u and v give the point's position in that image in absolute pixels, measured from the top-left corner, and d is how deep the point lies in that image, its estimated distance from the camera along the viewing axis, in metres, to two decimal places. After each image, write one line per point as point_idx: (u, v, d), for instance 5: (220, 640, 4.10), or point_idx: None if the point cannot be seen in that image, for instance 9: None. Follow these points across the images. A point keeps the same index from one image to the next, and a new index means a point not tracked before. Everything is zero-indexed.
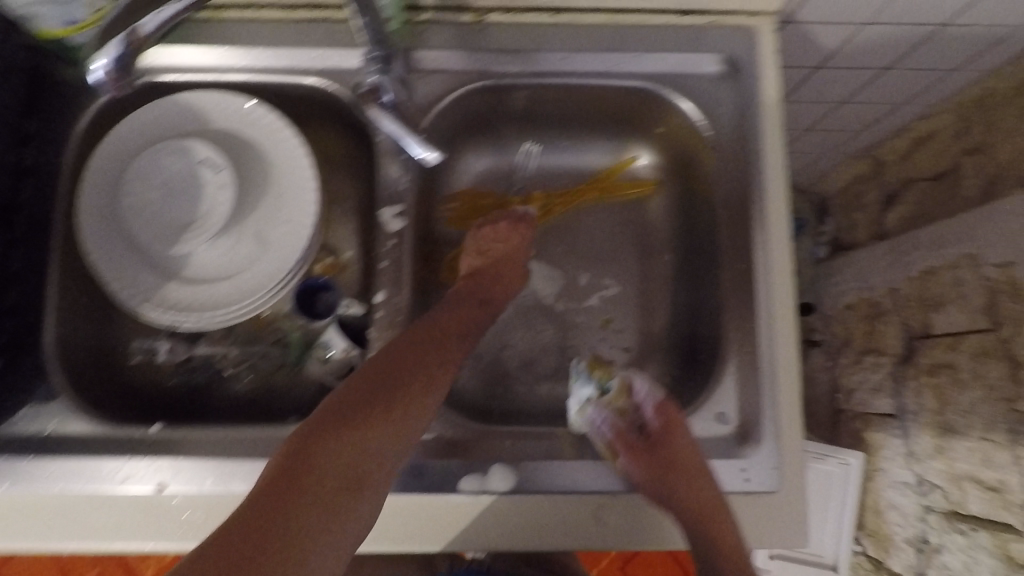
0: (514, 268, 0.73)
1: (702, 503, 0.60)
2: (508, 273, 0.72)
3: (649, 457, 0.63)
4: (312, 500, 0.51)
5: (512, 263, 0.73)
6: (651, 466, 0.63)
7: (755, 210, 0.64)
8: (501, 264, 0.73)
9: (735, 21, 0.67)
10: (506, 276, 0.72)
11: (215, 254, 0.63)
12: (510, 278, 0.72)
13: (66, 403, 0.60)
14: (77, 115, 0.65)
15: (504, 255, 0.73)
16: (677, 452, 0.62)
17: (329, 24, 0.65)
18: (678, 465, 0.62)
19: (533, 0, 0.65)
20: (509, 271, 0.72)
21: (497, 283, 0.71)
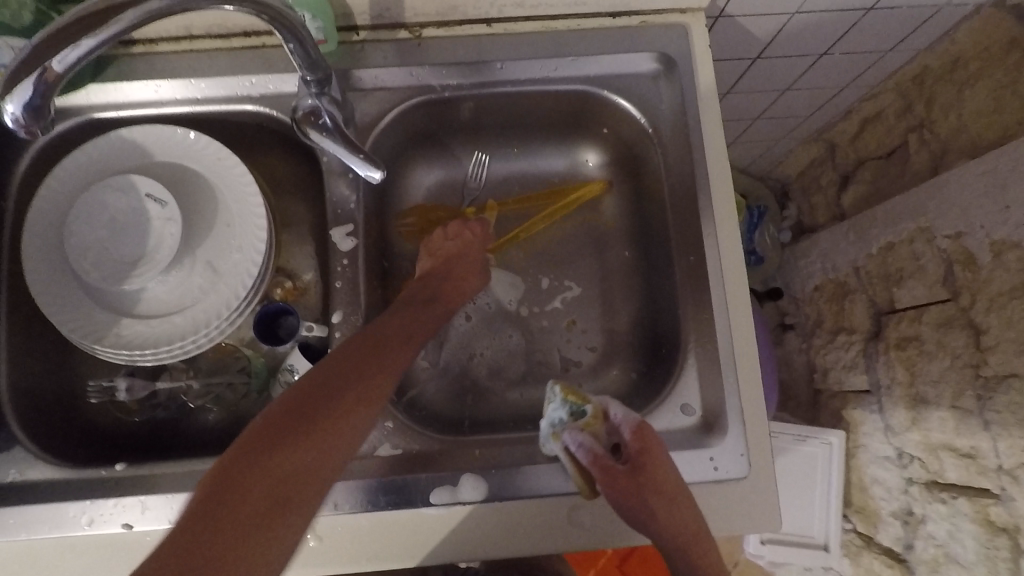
0: (477, 266, 0.73)
1: (684, 527, 0.56)
2: (471, 272, 0.72)
3: (630, 483, 0.56)
4: (235, 529, 0.44)
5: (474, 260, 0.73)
6: (634, 494, 0.56)
7: (702, 202, 0.65)
8: (462, 264, 0.72)
9: (666, 19, 0.69)
10: (468, 274, 0.72)
11: (167, 287, 0.62)
12: (473, 276, 0.72)
13: (27, 450, 0.60)
14: (18, 160, 0.65)
15: (464, 255, 0.73)
16: (657, 474, 0.56)
17: (265, 51, 0.66)
18: (661, 489, 0.56)
19: (466, 12, 0.66)
20: (472, 269, 0.72)
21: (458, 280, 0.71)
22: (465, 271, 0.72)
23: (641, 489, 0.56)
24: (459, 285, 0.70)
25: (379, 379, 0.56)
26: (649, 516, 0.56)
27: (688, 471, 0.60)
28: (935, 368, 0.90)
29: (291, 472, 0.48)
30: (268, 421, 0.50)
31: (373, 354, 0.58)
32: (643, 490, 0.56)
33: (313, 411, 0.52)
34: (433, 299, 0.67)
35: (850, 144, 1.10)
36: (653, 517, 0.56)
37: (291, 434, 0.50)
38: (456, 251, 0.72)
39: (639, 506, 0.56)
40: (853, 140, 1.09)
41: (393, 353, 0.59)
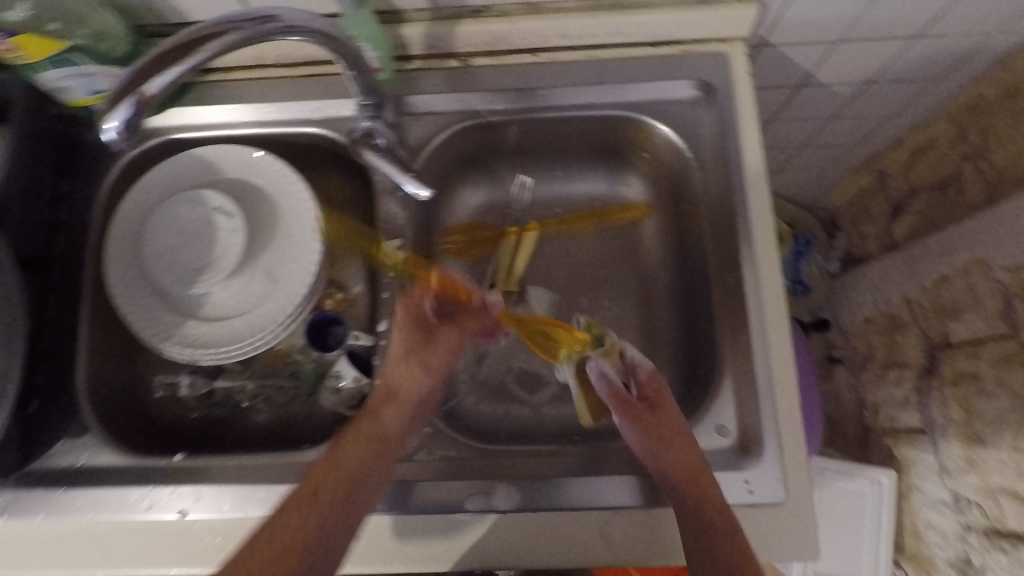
0: (439, 349, 0.66)
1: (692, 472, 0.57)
2: (433, 362, 0.65)
3: (644, 415, 0.62)
4: None
5: (434, 345, 0.66)
6: (645, 425, 0.61)
7: (741, 225, 0.66)
8: (419, 355, 0.64)
9: (707, 49, 0.71)
10: (429, 368, 0.64)
11: (229, 293, 0.67)
12: (436, 365, 0.65)
13: (97, 437, 0.65)
14: (105, 172, 0.71)
15: (421, 343, 0.65)
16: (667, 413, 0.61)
17: (328, 79, 0.72)
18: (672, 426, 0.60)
19: (513, 43, 0.70)
20: (432, 357, 0.65)
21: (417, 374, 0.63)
22: (422, 364, 0.64)
23: (653, 421, 0.61)
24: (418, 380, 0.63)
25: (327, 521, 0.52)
26: (657, 452, 0.59)
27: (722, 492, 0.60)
28: (994, 406, 0.86)
29: None
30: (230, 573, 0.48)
31: (316, 500, 0.53)
32: (655, 424, 0.61)
33: None
34: (385, 411, 0.60)
35: (900, 173, 1.08)
36: (661, 455, 0.58)
37: None
38: (413, 340, 0.65)
39: (649, 438, 0.60)
40: (904, 170, 1.07)
41: (338, 492, 0.54)
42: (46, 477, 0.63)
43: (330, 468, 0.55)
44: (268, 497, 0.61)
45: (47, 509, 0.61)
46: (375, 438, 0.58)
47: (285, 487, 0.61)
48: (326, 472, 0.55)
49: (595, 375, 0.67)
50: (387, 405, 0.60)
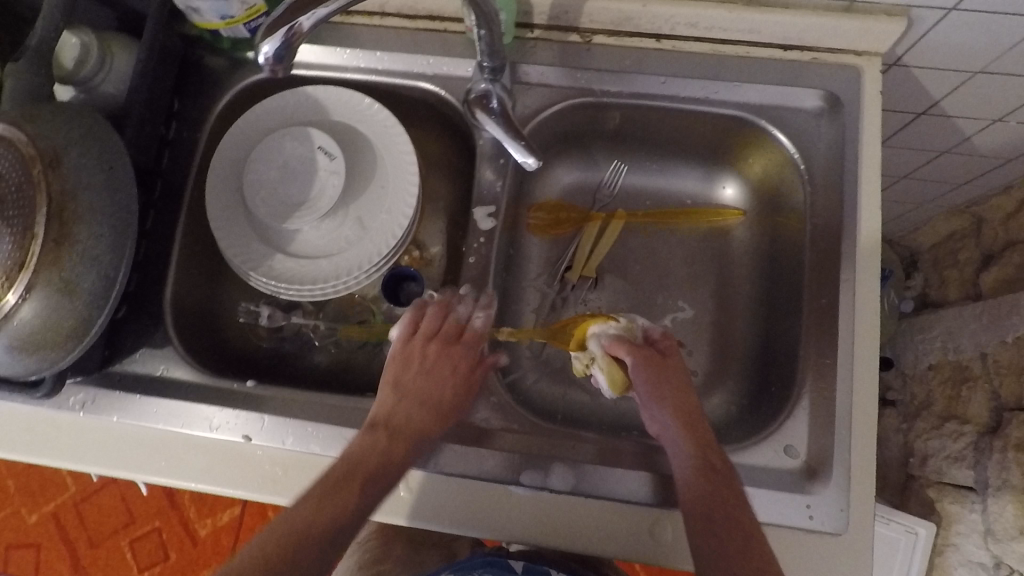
0: (457, 396, 0.61)
1: (697, 426, 0.60)
2: (450, 408, 0.60)
3: (655, 363, 0.63)
4: None
5: (454, 394, 0.61)
6: (655, 371, 0.62)
7: (845, 247, 0.64)
8: (432, 398, 0.60)
9: (840, 59, 0.68)
10: (443, 415, 0.60)
11: (319, 233, 0.68)
12: (449, 414, 0.60)
13: (175, 351, 0.67)
14: (217, 96, 0.73)
15: (435, 385, 0.60)
16: (678, 371, 0.63)
17: (446, 35, 0.71)
18: (679, 382, 0.62)
19: (637, 25, 0.68)
20: (448, 404, 0.60)
21: (428, 419, 0.59)
22: (436, 412, 0.59)
23: (663, 371, 0.62)
24: (428, 428, 0.59)
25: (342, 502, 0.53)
26: (664, 399, 0.61)
27: (782, 513, 0.59)
28: None
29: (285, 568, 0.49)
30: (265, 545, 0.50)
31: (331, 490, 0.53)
32: (665, 375, 0.62)
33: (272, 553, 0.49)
34: (394, 450, 0.56)
35: (1001, 221, 1.03)
36: (668, 405, 0.61)
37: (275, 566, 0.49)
38: (427, 380, 0.61)
39: (660, 385, 0.62)
40: (1007, 218, 1.01)
41: (367, 472, 0.54)
42: (124, 381, 0.65)
43: (332, 506, 0.52)
44: (329, 436, 0.62)
45: (122, 411, 0.63)
46: (380, 477, 0.55)
47: (348, 429, 0.62)
48: (330, 505, 0.52)
49: (604, 338, 0.66)
50: (396, 441, 0.57)
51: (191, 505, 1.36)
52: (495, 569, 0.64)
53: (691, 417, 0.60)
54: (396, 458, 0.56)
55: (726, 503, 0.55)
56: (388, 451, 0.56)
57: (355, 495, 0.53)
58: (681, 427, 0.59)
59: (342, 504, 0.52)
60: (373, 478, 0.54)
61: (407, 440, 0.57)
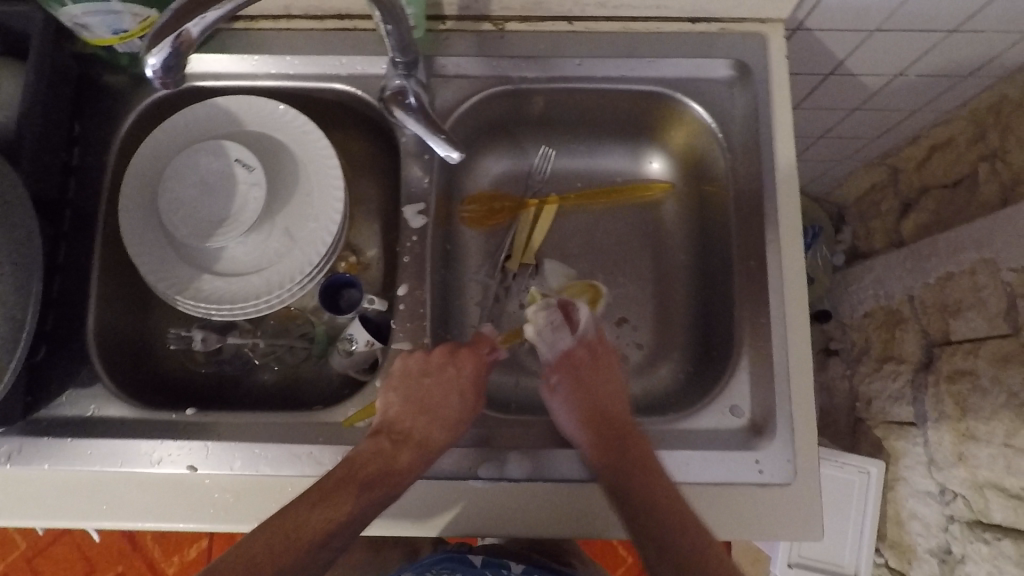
0: (463, 409, 0.63)
1: (612, 417, 0.63)
2: (454, 420, 0.62)
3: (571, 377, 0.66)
4: None
5: (459, 407, 0.63)
6: (576, 387, 0.65)
7: (767, 209, 0.66)
8: (436, 407, 0.62)
9: (745, 28, 0.70)
10: (448, 426, 0.62)
11: (246, 248, 0.66)
12: (454, 426, 0.62)
13: (105, 388, 0.63)
14: (122, 116, 0.69)
15: (440, 394, 0.62)
16: (600, 374, 0.66)
17: (357, 35, 0.70)
18: (597, 386, 0.65)
19: (548, 9, 0.69)
20: (451, 416, 0.62)
21: (434, 429, 0.61)
22: (441, 423, 0.61)
23: (584, 381, 0.65)
24: (436, 438, 0.60)
25: (341, 505, 0.55)
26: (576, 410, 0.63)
27: (732, 470, 0.61)
28: (989, 404, 0.87)
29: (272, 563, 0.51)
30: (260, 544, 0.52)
31: (335, 494, 0.55)
32: (587, 380, 0.65)
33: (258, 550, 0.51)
34: (399, 456, 0.58)
35: (914, 169, 1.08)
36: (586, 411, 0.63)
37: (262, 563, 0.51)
38: (431, 389, 0.62)
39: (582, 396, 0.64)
40: (918, 166, 1.07)
41: (370, 474, 0.57)
42: (52, 426, 0.61)
43: (328, 511, 0.54)
44: (279, 455, 0.60)
45: (54, 458, 0.60)
46: (379, 485, 0.56)
47: (301, 446, 0.60)
48: (325, 511, 0.54)
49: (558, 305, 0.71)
50: (400, 451, 0.59)
51: (155, 545, 1.30)
52: (455, 563, 0.66)
53: (607, 416, 0.63)
54: (399, 467, 0.58)
55: (671, 481, 0.58)
56: (391, 460, 0.58)
57: (355, 501, 0.55)
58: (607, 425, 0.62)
59: (345, 505, 0.55)
60: (375, 487, 0.56)
61: (412, 449, 0.59)
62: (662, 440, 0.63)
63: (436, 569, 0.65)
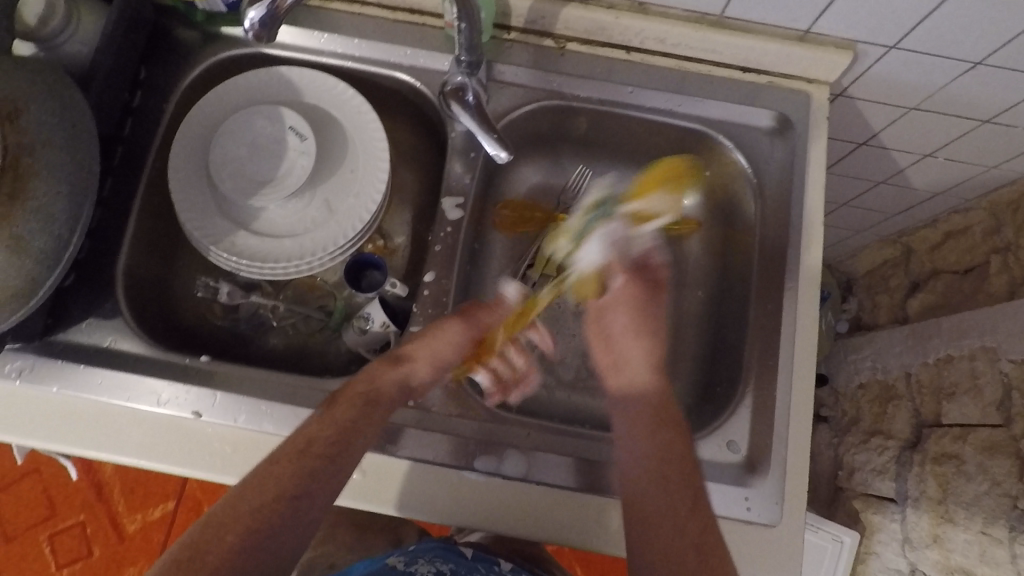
0: (453, 334, 0.64)
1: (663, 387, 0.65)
2: (443, 343, 0.63)
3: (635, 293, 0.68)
4: (238, 520, 0.49)
5: (449, 327, 0.64)
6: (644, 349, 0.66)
7: (789, 258, 0.68)
8: (428, 340, 0.63)
9: (793, 85, 0.73)
10: (434, 355, 0.62)
11: (286, 213, 0.68)
12: (439, 348, 0.63)
13: (124, 321, 0.64)
14: (188, 67, 0.72)
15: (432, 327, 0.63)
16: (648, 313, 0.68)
17: (425, 31, 0.73)
18: (648, 313, 0.68)
19: (610, 36, 0.72)
20: (440, 337, 0.63)
21: (421, 357, 0.62)
22: (426, 344, 0.62)
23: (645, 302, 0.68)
24: (420, 360, 0.61)
25: (333, 425, 0.55)
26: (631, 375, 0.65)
27: (721, 504, 0.61)
28: (970, 490, 0.88)
29: (271, 482, 0.52)
30: (264, 467, 0.53)
31: (327, 415, 0.56)
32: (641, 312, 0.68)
33: (266, 473, 0.52)
34: (384, 378, 0.59)
35: (927, 252, 1.11)
36: (653, 397, 0.63)
37: (264, 483, 0.51)
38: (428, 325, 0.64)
39: (637, 331, 0.67)
40: (931, 249, 1.10)
41: (360, 396, 0.58)
42: (66, 351, 0.62)
43: (319, 425, 0.55)
44: (285, 415, 0.61)
45: (64, 382, 0.61)
46: (365, 407, 0.57)
47: (306, 410, 0.61)
48: (315, 428, 0.55)
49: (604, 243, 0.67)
50: (384, 372, 0.60)
51: (120, 498, 1.29)
52: (447, 553, 0.66)
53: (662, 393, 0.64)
54: (385, 391, 0.59)
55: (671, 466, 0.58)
56: (379, 384, 0.59)
57: (343, 418, 0.56)
58: (648, 393, 0.63)
59: (336, 420, 0.56)
60: (359, 400, 0.57)
61: (399, 377, 0.60)
62: None
63: (427, 558, 0.64)
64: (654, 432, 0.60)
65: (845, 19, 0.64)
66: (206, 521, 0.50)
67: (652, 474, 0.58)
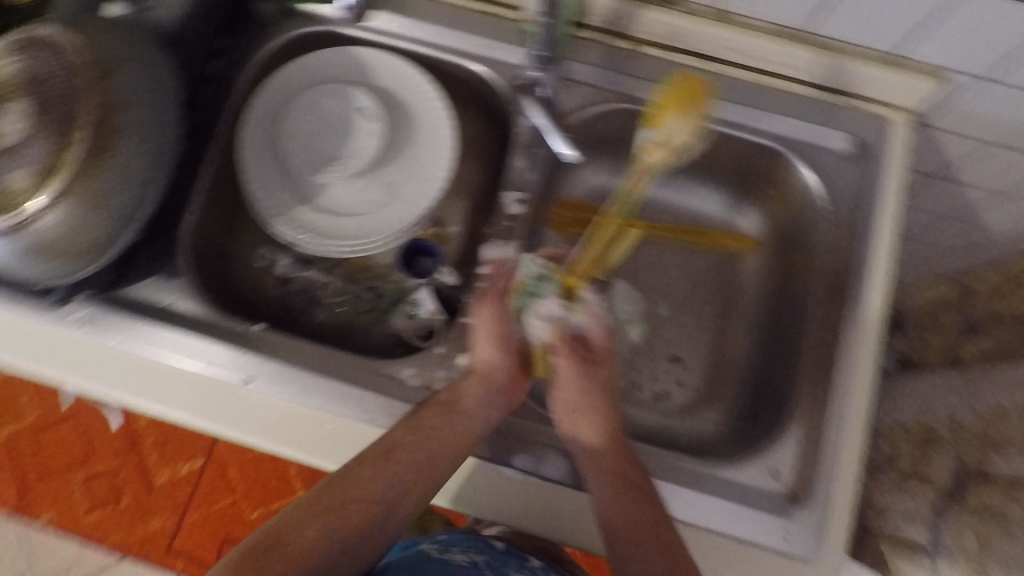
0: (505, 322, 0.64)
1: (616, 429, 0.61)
2: (500, 335, 0.64)
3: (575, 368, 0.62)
4: (322, 521, 0.55)
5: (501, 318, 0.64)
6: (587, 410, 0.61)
7: (853, 287, 0.66)
8: (487, 336, 0.63)
9: (873, 109, 0.71)
10: (494, 342, 0.63)
11: (348, 192, 0.69)
12: (496, 339, 0.63)
13: (185, 281, 0.66)
14: (266, 40, 0.73)
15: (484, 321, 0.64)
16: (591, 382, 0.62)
17: (502, 23, 0.73)
18: (589, 387, 0.62)
19: (689, 43, 0.71)
20: (497, 331, 0.64)
21: (486, 354, 0.63)
22: (485, 341, 0.63)
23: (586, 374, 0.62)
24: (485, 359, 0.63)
25: (420, 434, 0.58)
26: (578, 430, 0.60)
27: (761, 532, 0.60)
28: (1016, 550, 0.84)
29: (352, 486, 0.56)
30: (349, 471, 0.57)
31: (415, 423, 0.59)
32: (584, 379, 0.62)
33: (348, 479, 0.56)
34: (468, 387, 0.61)
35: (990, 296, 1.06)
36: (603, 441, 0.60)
37: (346, 487, 0.56)
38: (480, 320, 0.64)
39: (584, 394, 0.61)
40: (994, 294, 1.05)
41: (442, 406, 0.60)
42: (130, 306, 0.64)
43: (405, 432, 0.58)
44: (330, 391, 0.62)
45: (124, 335, 0.62)
46: (452, 414, 0.60)
47: (351, 388, 0.62)
48: (401, 435, 0.58)
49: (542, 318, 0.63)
50: (465, 381, 0.62)
51: (151, 452, 1.33)
52: (478, 544, 0.66)
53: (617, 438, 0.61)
54: (468, 395, 0.61)
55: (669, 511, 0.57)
56: (461, 391, 0.61)
57: (429, 426, 0.59)
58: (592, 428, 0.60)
59: (423, 428, 0.58)
60: (444, 408, 0.60)
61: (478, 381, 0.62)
62: (709, 482, 0.62)
63: (461, 546, 0.65)
64: (625, 482, 0.58)
65: (941, 45, 0.62)
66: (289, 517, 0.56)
67: (627, 522, 0.56)
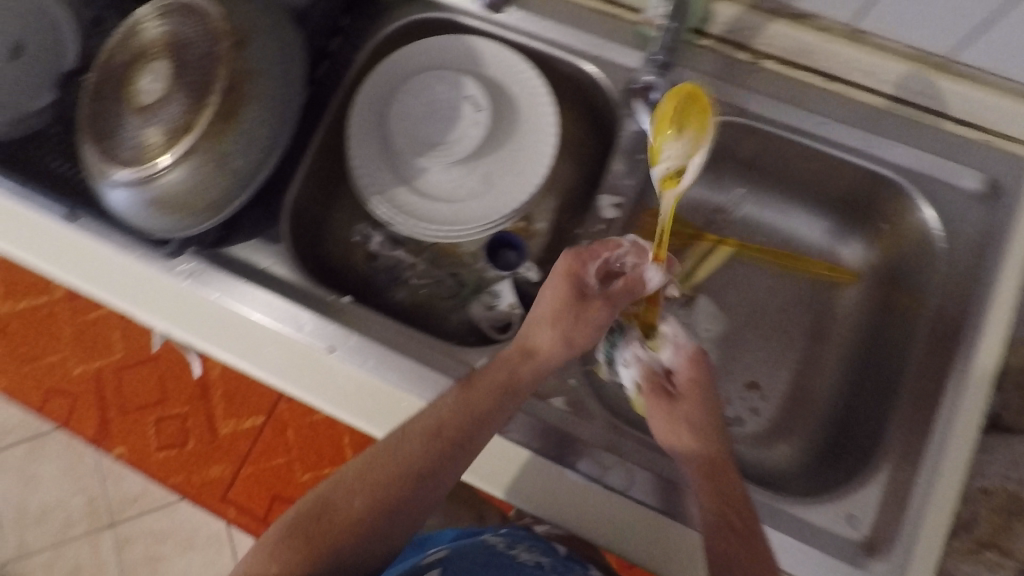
0: (576, 310, 0.59)
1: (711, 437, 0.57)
2: (565, 325, 0.58)
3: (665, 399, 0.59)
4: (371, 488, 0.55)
5: (575, 305, 0.59)
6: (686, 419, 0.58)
7: (966, 336, 0.61)
8: (552, 318, 0.59)
9: (1012, 148, 0.66)
10: (557, 328, 0.58)
11: (446, 177, 0.70)
12: (561, 327, 0.58)
13: (285, 247, 0.69)
14: (385, 22, 0.75)
15: (549, 301, 0.59)
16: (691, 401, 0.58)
17: (619, 24, 0.72)
18: (685, 414, 0.58)
19: (814, 59, 0.67)
20: (565, 318, 0.59)
21: (547, 338, 0.58)
22: (547, 326, 0.59)
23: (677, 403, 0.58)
24: (545, 343, 0.58)
25: (467, 411, 0.56)
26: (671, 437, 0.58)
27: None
28: None
29: (399, 459, 0.55)
30: (397, 443, 0.56)
31: (461, 399, 0.56)
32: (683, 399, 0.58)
33: (395, 451, 0.56)
34: (522, 372, 0.58)
35: None
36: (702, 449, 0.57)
37: (393, 459, 0.56)
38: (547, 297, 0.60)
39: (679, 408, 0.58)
40: None
41: (492, 387, 0.57)
42: (232, 263, 0.68)
43: (454, 410, 0.56)
44: (410, 371, 0.63)
45: (223, 289, 0.66)
46: (501, 396, 0.57)
47: (430, 370, 0.63)
48: (448, 412, 0.56)
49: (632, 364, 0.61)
50: (515, 362, 0.58)
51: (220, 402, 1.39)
52: (541, 545, 0.67)
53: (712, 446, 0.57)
54: (523, 381, 0.58)
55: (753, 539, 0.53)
56: (514, 374, 0.58)
57: (477, 407, 0.56)
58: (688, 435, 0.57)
59: (473, 407, 0.56)
60: (494, 388, 0.57)
61: (529, 365, 0.58)
62: (781, 517, 0.59)
63: (524, 544, 0.66)
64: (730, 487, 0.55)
65: None
66: (340, 482, 0.56)
67: (724, 539, 0.53)
